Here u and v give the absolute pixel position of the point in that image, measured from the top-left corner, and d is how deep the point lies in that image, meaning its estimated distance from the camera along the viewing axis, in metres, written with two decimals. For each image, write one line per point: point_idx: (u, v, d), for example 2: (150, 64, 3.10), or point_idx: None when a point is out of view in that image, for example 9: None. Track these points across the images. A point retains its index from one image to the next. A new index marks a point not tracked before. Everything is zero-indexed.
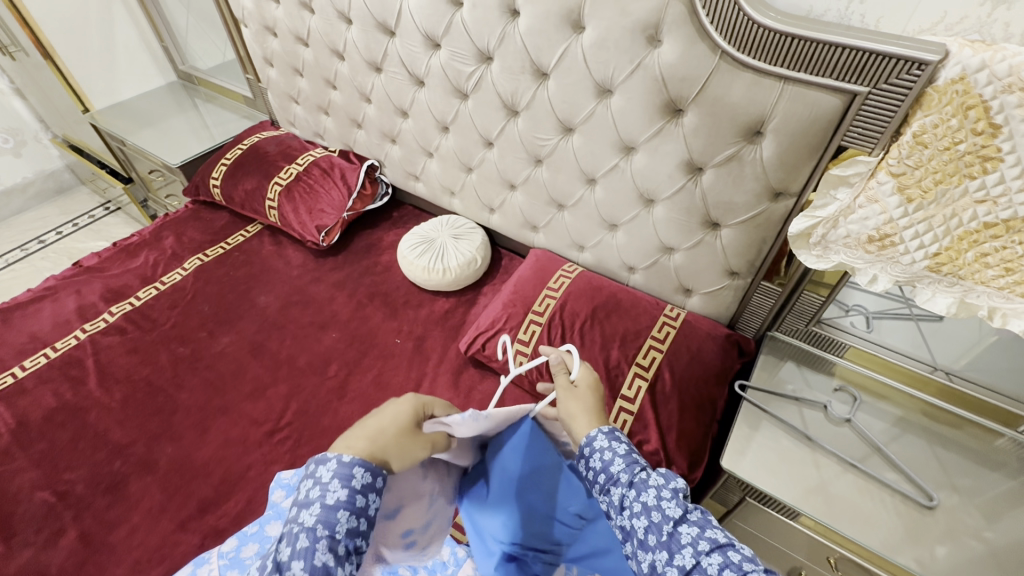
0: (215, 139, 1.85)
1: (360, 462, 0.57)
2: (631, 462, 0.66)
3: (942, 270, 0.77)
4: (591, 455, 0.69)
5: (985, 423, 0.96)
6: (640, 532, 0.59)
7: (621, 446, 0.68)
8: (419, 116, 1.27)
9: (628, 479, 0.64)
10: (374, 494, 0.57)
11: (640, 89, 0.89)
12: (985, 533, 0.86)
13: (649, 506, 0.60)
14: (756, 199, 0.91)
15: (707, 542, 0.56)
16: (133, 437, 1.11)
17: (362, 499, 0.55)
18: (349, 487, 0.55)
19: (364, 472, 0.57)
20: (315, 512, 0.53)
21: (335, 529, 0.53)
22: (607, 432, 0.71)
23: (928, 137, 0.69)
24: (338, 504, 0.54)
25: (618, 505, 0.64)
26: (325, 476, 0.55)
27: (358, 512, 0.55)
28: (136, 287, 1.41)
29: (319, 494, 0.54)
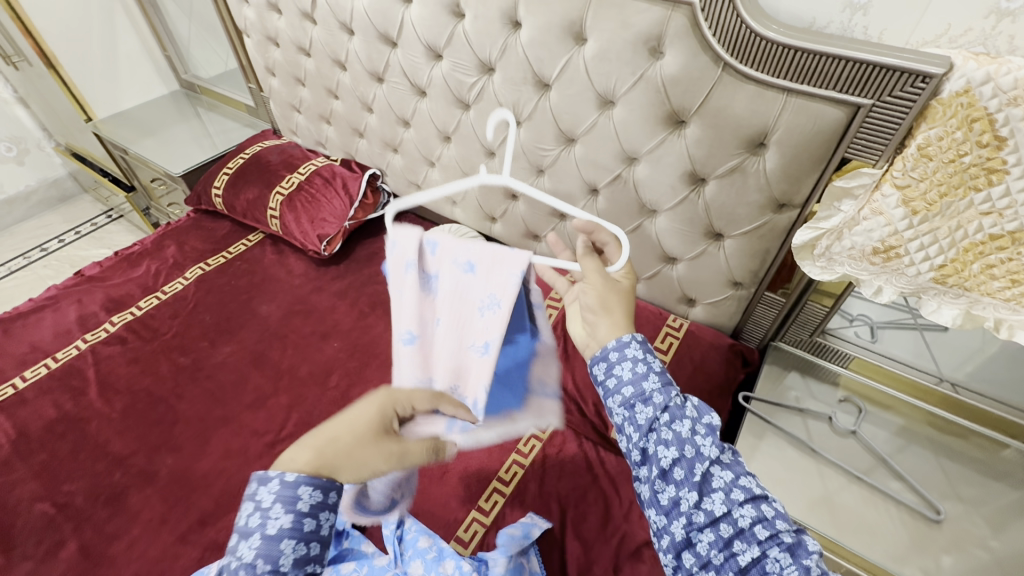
0: (218, 148, 1.85)
1: (306, 481, 0.58)
2: (666, 385, 0.63)
3: (947, 283, 0.76)
4: (620, 362, 0.66)
5: (990, 435, 0.94)
6: (665, 463, 0.59)
7: (656, 361, 0.66)
8: (420, 125, 1.27)
9: (662, 403, 0.62)
10: (325, 512, 0.59)
11: (643, 101, 0.89)
12: (991, 542, 0.85)
13: (684, 439, 0.59)
14: (759, 211, 0.90)
15: (740, 491, 0.56)
16: (133, 448, 1.10)
17: (310, 523, 0.57)
18: (294, 512, 0.57)
19: (311, 492, 0.58)
20: (257, 544, 0.55)
21: (278, 561, 0.55)
22: (639, 342, 0.67)
23: (933, 149, 0.69)
24: (282, 533, 0.55)
25: (644, 427, 0.62)
26: (268, 501, 0.57)
27: (305, 538, 0.57)
28: (138, 296, 1.41)
29: (261, 523, 0.56)
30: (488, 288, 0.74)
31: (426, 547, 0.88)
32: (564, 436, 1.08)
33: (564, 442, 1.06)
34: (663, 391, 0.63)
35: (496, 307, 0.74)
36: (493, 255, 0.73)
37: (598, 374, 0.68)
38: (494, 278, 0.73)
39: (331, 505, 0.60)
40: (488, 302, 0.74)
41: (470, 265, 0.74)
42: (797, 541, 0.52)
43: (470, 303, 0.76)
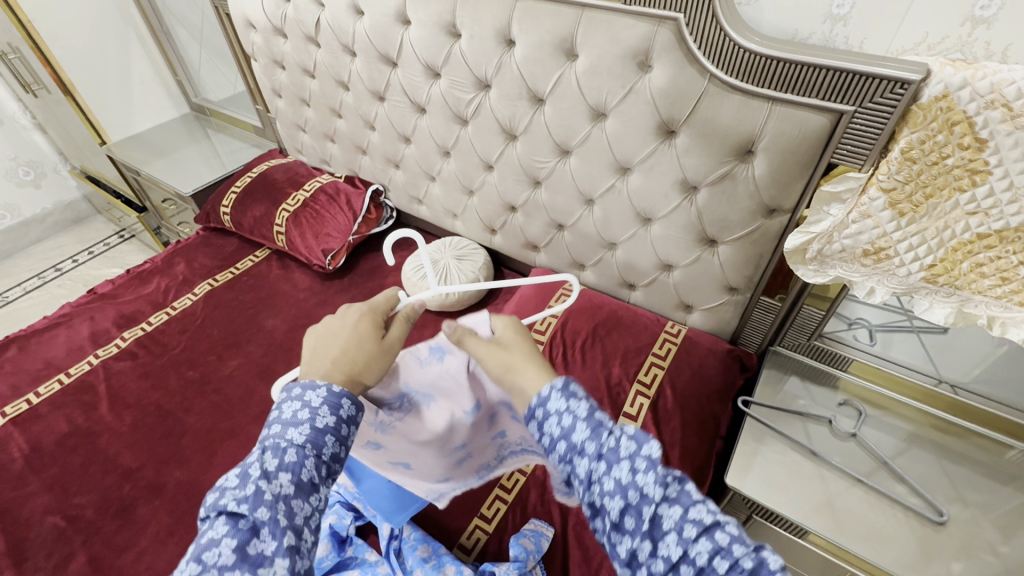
0: (226, 168, 1.90)
1: (348, 395, 0.59)
2: (596, 427, 0.54)
3: (938, 282, 0.78)
4: (547, 419, 0.57)
5: (992, 436, 0.96)
6: (613, 514, 0.50)
7: (581, 405, 0.56)
8: (421, 141, 1.31)
9: (595, 450, 0.53)
10: (354, 426, 0.59)
11: (634, 112, 0.92)
12: (1000, 548, 0.84)
13: (624, 484, 0.50)
14: (750, 216, 0.92)
15: (692, 525, 0.47)
16: (142, 461, 1.12)
17: (346, 429, 0.57)
18: (337, 416, 0.56)
19: (350, 406, 0.58)
20: (304, 432, 0.54)
21: (321, 450, 0.54)
22: (562, 388, 0.58)
23: (916, 153, 0.70)
24: (327, 429, 0.55)
25: (584, 479, 0.53)
26: (315, 402, 0.56)
27: (342, 439, 0.56)
28: (148, 313, 1.45)
29: (310, 417, 0.55)
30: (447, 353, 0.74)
31: (425, 556, 0.89)
32: None
33: None
34: (592, 438, 0.54)
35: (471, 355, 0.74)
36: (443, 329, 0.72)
37: (534, 434, 0.59)
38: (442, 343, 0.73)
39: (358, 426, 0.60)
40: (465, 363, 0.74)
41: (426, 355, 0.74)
42: (759, 565, 0.45)
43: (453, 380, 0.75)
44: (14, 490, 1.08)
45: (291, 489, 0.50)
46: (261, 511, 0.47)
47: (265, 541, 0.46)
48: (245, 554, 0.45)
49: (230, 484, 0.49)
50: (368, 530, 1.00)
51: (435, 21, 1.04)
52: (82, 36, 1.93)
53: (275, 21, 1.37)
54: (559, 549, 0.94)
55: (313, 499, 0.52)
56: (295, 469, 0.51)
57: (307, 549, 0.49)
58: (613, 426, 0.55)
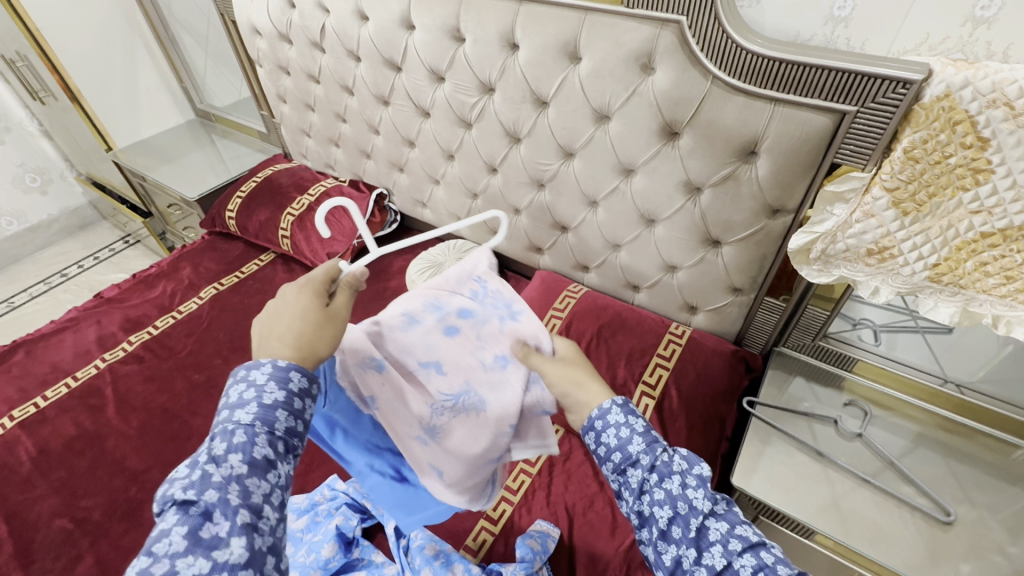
0: (231, 173, 1.92)
1: (297, 367, 0.55)
2: (652, 443, 0.58)
3: (942, 281, 0.78)
4: (604, 430, 0.60)
5: (997, 434, 0.96)
6: (662, 523, 0.54)
7: (640, 421, 0.59)
8: (425, 145, 1.32)
9: (650, 463, 0.56)
10: (309, 399, 0.56)
11: (637, 114, 0.92)
12: (1009, 548, 0.84)
13: (674, 495, 0.54)
14: (754, 217, 0.93)
15: (738, 540, 0.51)
16: (149, 464, 1.13)
17: (299, 403, 0.54)
18: (286, 391, 0.53)
19: (301, 378, 0.55)
20: (252, 411, 0.51)
21: (273, 427, 0.51)
22: (621, 404, 0.61)
23: (919, 152, 0.71)
24: (276, 403, 0.52)
25: (636, 490, 0.57)
26: (260, 378, 0.53)
27: (296, 414, 0.53)
28: (154, 316, 1.45)
29: (255, 395, 0.51)
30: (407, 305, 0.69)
31: (433, 555, 0.89)
32: (572, 444, 1.09)
33: (571, 450, 1.07)
34: (649, 451, 0.57)
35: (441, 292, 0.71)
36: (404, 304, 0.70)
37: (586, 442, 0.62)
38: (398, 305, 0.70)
39: (314, 399, 0.57)
40: (434, 307, 0.70)
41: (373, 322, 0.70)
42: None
43: (428, 328, 0.70)
44: (22, 493, 1.09)
45: (241, 469, 0.47)
46: (209, 495, 0.45)
47: (219, 523, 0.44)
48: (198, 539, 0.43)
49: (180, 474, 0.48)
50: (374, 531, 1.00)
51: (439, 25, 1.05)
52: (90, 44, 1.95)
53: (281, 27, 1.38)
54: (566, 551, 0.94)
55: (269, 476, 0.49)
56: (245, 447, 0.48)
57: (268, 527, 0.47)
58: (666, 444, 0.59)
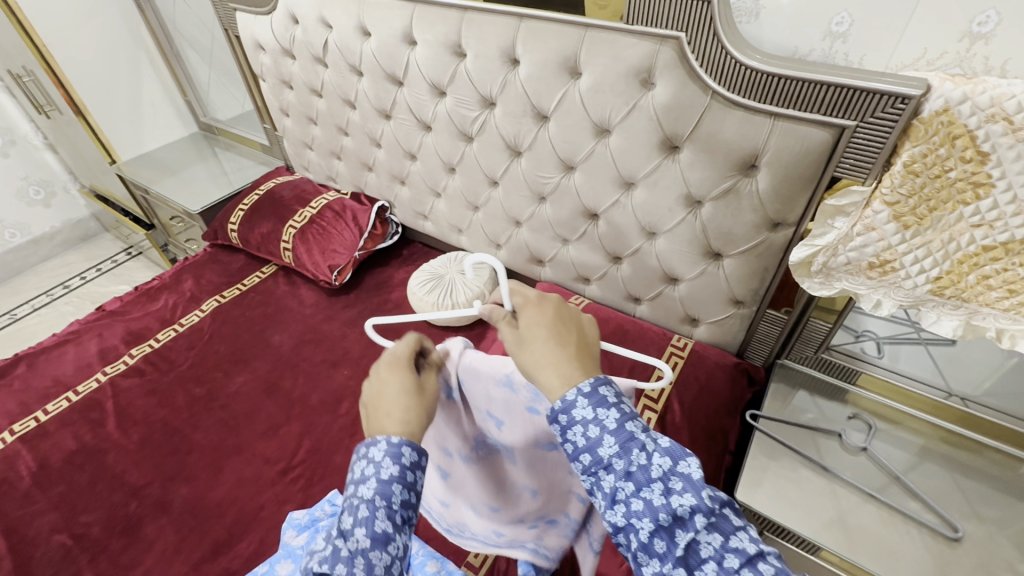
0: (233, 186, 1.93)
1: (408, 442, 0.60)
2: (626, 444, 0.54)
3: (945, 294, 0.78)
4: (569, 427, 0.56)
5: (1005, 450, 0.95)
6: (643, 536, 0.50)
7: (610, 415, 0.55)
8: (426, 158, 1.33)
9: (624, 468, 0.53)
10: (423, 468, 0.60)
11: (637, 128, 0.93)
12: (1018, 565, 0.83)
13: (655, 507, 0.50)
14: (755, 230, 0.93)
15: (735, 555, 0.47)
16: (148, 479, 1.12)
17: (412, 474, 0.59)
18: (400, 465, 0.58)
19: (412, 451, 0.60)
20: (372, 486, 0.56)
21: (390, 500, 0.57)
22: (588, 393, 0.56)
23: (918, 166, 0.71)
24: (392, 479, 0.57)
25: (610, 496, 0.54)
26: (377, 454, 0.58)
27: (410, 485, 0.58)
28: (156, 329, 1.45)
29: (374, 471, 0.57)
30: (512, 371, 0.69)
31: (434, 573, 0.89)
32: None
33: None
34: (621, 456, 0.54)
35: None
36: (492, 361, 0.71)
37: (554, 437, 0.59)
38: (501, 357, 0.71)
39: (426, 467, 0.61)
40: (533, 392, 0.70)
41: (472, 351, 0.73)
42: None
43: (514, 396, 0.71)
44: (20, 508, 1.08)
45: (365, 543, 0.54)
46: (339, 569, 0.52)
47: None
48: None
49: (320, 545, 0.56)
50: None
51: (441, 41, 1.06)
52: (95, 58, 1.97)
53: (284, 42, 1.40)
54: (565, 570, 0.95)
55: (389, 548, 0.55)
56: (367, 523, 0.54)
57: None
58: (644, 439, 0.55)
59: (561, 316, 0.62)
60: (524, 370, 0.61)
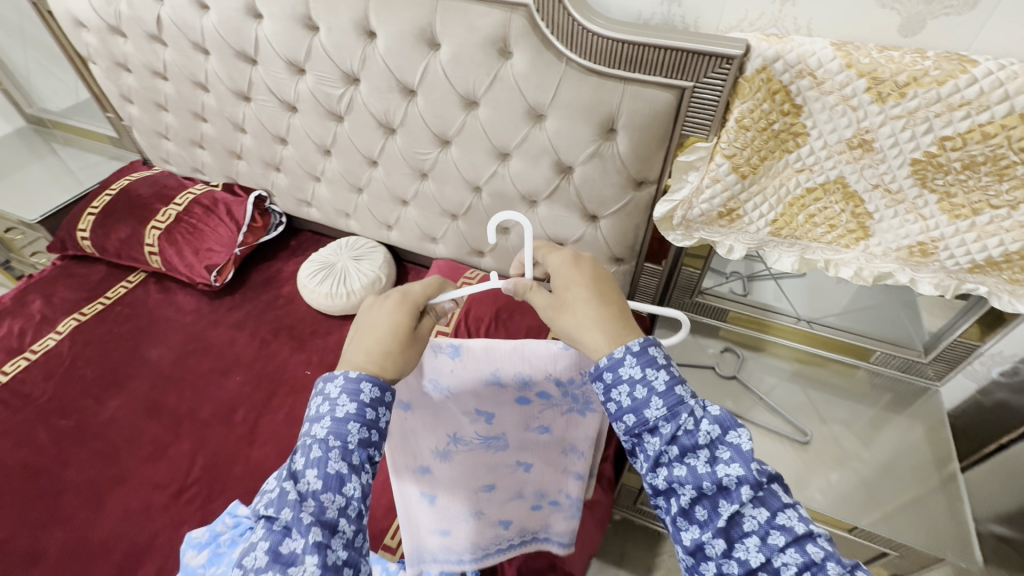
0: (79, 187, 1.69)
1: (368, 377, 0.60)
2: (674, 408, 0.56)
3: (782, 235, 0.87)
4: (616, 385, 0.58)
5: (842, 359, 1.11)
6: (685, 502, 0.54)
7: (659, 376, 0.57)
8: (298, 141, 1.25)
9: (671, 433, 0.55)
10: (383, 408, 0.60)
11: (502, 99, 0.93)
12: (863, 454, 1.01)
13: (699, 475, 0.54)
14: (622, 190, 0.98)
15: (779, 533, 0.51)
16: (12, 530, 1.00)
17: (371, 413, 0.59)
18: (358, 402, 0.58)
19: (372, 388, 0.59)
20: (327, 425, 0.57)
21: (346, 439, 0.56)
22: (637, 352, 0.58)
23: (748, 121, 0.77)
24: (348, 416, 0.57)
25: (653, 459, 0.57)
26: (335, 392, 0.58)
27: (368, 424, 0.58)
28: (2, 361, 1.27)
29: (330, 408, 0.57)
30: (499, 366, 0.74)
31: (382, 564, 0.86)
32: None
33: None
34: (669, 420, 0.56)
35: (530, 370, 0.74)
36: (481, 347, 0.74)
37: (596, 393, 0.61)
38: (487, 355, 0.74)
39: (388, 407, 0.61)
40: (521, 378, 0.75)
41: (458, 355, 0.73)
42: None
43: (506, 390, 0.77)
44: None
45: (318, 483, 0.53)
46: (285, 512, 0.51)
47: (296, 540, 0.50)
48: (278, 554, 0.50)
49: (269, 488, 0.56)
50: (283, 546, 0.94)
51: (289, 14, 0.99)
52: None
53: (109, 19, 1.22)
54: None
55: (344, 490, 0.54)
56: (320, 464, 0.54)
57: (343, 541, 0.52)
58: (692, 404, 0.57)
59: (598, 278, 0.64)
60: (565, 331, 0.63)
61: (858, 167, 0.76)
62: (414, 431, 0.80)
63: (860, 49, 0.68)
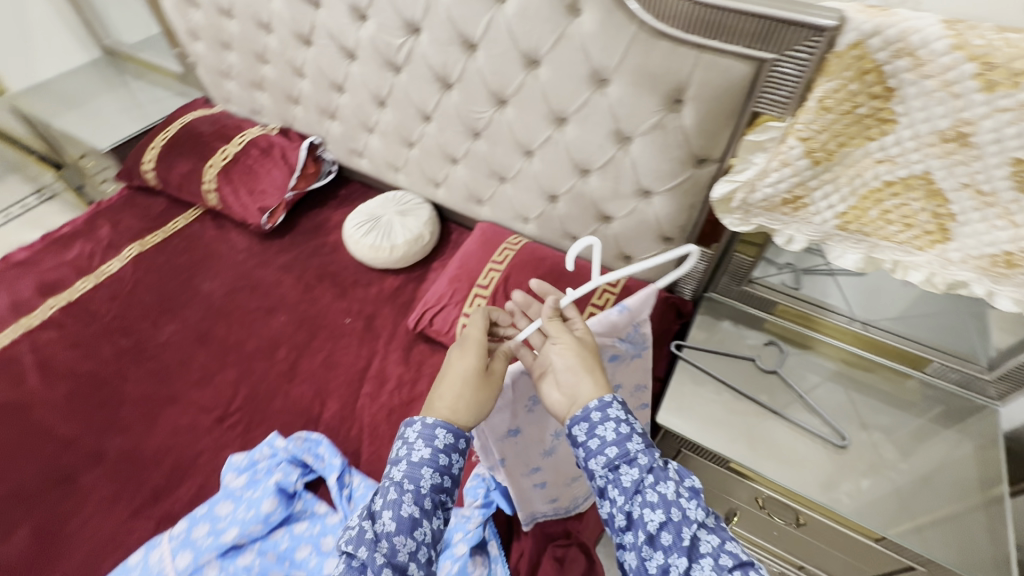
0: (146, 120, 1.76)
1: (441, 424, 0.66)
2: (648, 447, 0.64)
3: (849, 230, 0.82)
4: (603, 421, 0.64)
5: (895, 367, 1.06)
6: (652, 527, 0.58)
7: (637, 422, 0.66)
8: (354, 90, 1.25)
9: (645, 465, 0.62)
10: (456, 454, 0.66)
11: (565, 59, 0.90)
12: (899, 465, 0.97)
13: (667, 499, 0.59)
14: (681, 165, 0.94)
15: (728, 556, 0.56)
16: (77, 432, 1.10)
17: (444, 459, 0.65)
18: (432, 447, 0.65)
19: (445, 434, 0.65)
20: (403, 469, 0.64)
21: (420, 484, 0.63)
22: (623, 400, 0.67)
23: (831, 102, 0.71)
24: (422, 461, 0.64)
25: (628, 490, 0.61)
26: (412, 436, 0.66)
27: (441, 470, 0.64)
28: (72, 279, 1.36)
29: (407, 453, 0.65)
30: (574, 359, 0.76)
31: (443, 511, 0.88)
32: None
33: None
34: (645, 453, 0.63)
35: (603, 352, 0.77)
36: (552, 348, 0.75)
37: (579, 433, 0.66)
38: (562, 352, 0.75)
39: (460, 452, 0.67)
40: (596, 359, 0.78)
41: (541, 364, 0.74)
42: None
43: None
44: None
45: (392, 526, 0.60)
46: (362, 551, 0.58)
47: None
48: None
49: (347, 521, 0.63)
50: (317, 483, 0.99)
51: None
52: None
53: None
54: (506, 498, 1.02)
55: (415, 534, 0.60)
56: (395, 506, 0.61)
57: None
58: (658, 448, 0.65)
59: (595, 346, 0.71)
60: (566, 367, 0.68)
61: (949, 163, 0.69)
62: (519, 432, 0.80)
63: (974, 29, 0.60)
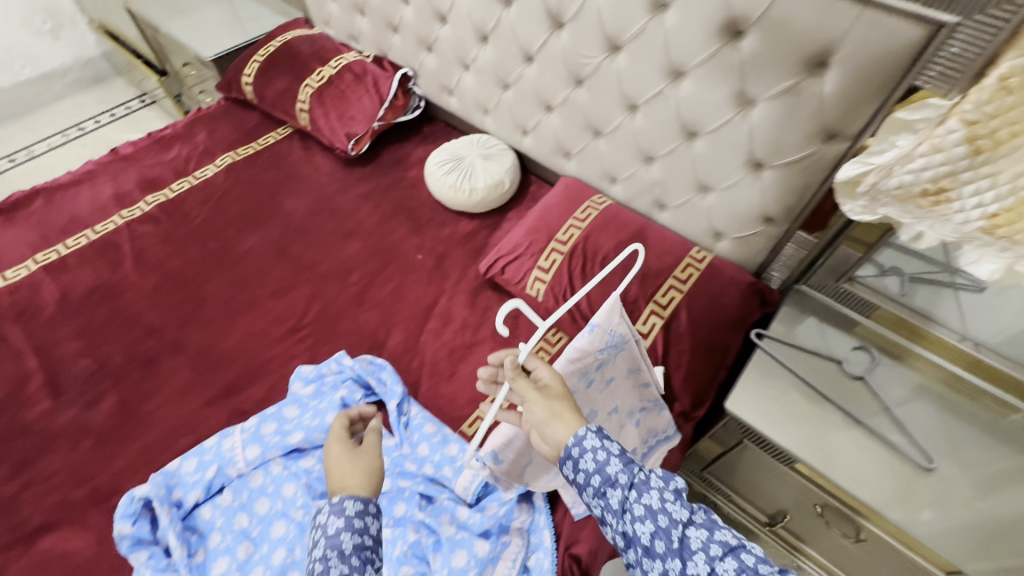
0: (248, 35, 1.79)
1: (348, 497, 0.67)
2: (628, 463, 0.61)
3: (995, 235, 0.66)
4: (582, 456, 0.61)
5: (1005, 398, 0.92)
6: (645, 540, 0.56)
7: (614, 442, 0.62)
8: (457, 22, 1.21)
9: (627, 482, 0.59)
10: (369, 516, 0.67)
11: (699, 5, 0.83)
12: (973, 503, 0.83)
13: (654, 510, 0.57)
14: (806, 139, 0.85)
15: (718, 546, 0.54)
16: (164, 321, 1.18)
17: (359, 521, 0.65)
18: (345, 516, 0.65)
19: (354, 502, 0.67)
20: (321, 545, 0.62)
21: (341, 547, 0.61)
22: (596, 427, 0.63)
23: (1017, 81, 0.58)
24: (338, 530, 0.63)
25: (618, 511, 0.59)
26: (323, 516, 0.66)
27: (359, 530, 0.64)
28: (169, 179, 1.43)
29: (321, 531, 0.64)
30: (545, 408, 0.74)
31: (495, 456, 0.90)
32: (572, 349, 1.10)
33: None
34: (625, 468, 0.60)
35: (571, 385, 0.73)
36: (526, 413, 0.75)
37: (567, 475, 0.63)
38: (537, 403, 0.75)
39: (373, 514, 0.67)
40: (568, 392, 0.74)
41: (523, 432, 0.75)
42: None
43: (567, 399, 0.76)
44: (49, 331, 1.16)
45: None
46: None
47: None
48: None
49: None
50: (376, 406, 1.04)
51: None
52: None
53: None
54: None
55: None
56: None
57: None
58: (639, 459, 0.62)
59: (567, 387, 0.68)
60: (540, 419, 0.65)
61: None
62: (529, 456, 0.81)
63: None
